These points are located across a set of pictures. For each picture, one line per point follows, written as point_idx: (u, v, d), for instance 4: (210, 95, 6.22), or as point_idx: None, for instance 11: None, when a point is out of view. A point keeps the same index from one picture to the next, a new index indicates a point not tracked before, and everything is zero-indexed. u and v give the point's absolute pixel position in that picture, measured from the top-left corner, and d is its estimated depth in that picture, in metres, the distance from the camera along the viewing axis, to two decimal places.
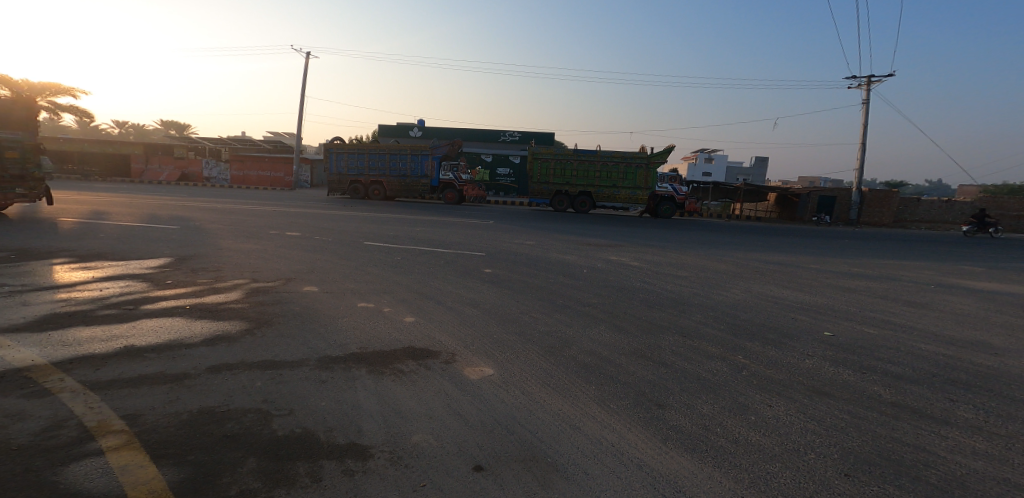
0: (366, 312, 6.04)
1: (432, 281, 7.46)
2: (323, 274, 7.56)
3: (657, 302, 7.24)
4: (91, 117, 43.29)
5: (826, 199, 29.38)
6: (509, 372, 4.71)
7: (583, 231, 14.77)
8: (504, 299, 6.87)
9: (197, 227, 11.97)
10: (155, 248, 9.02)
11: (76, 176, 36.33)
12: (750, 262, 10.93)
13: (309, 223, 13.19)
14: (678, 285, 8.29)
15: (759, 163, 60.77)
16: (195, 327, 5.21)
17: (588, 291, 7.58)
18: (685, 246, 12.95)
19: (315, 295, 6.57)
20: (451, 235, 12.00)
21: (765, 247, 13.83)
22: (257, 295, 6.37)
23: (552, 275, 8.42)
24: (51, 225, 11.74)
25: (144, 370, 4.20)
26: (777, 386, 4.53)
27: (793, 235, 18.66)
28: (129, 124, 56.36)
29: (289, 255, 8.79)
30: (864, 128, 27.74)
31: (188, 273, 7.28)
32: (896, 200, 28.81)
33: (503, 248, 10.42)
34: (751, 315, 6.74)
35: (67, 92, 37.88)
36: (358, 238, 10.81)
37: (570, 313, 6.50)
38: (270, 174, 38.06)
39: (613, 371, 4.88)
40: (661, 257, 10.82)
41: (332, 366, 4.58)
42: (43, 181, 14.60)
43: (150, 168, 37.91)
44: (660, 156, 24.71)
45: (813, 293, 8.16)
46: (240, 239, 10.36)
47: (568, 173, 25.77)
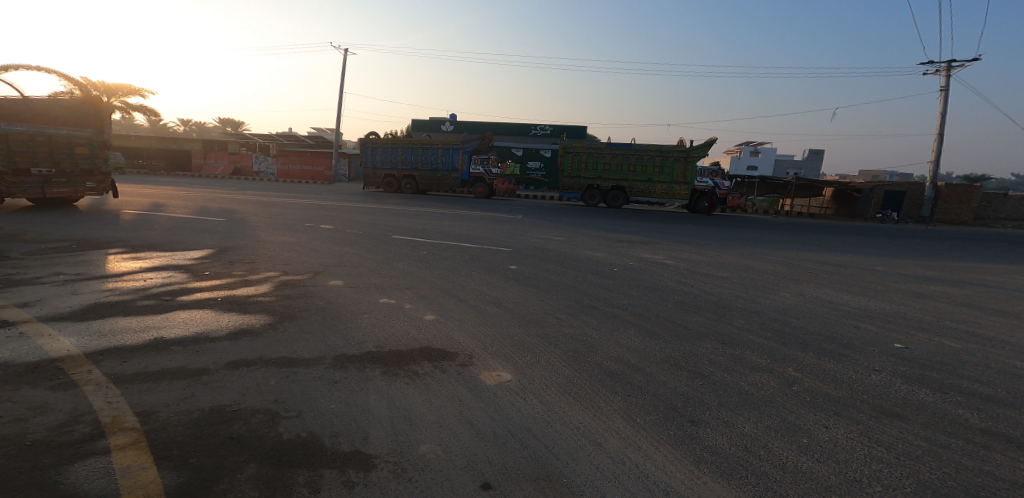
0: (388, 309, 5.87)
1: (459, 278, 7.24)
2: (351, 269, 7.48)
3: (700, 304, 6.71)
4: (156, 115, 46.04)
5: (893, 195, 27.14)
6: (528, 378, 4.39)
7: (623, 227, 14.21)
8: (533, 298, 6.56)
9: (241, 220, 12.29)
10: (199, 240, 9.25)
11: (143, 170, 38.78)
12: (805, 262, 10.12)
13: (346, 216, 13.33)
14: (724, 287, 7.70)
15: (816, 156, 57.39)
16: (223, 320, 5.18)
17: (625, 292, 7.13)
18: (732, 244, 12.20)
19: (341, 289, 6.48)
20: (485, 230, 11.78)
21: (821, 247, 12.86)
22: (285, 288, 6.33)
23: (587, 274, 8.02)
24: (111, 216, 12.36)
25: (167, 364, 4.17)
26: (834, 405, 4.00)
27: (855, 234, 17.34)
28: (193, 122, 59.81)
29: (322, 248, 8.80)
30: (938, 118, 25.45)
31: (225, 265, 7.37)
32: (978, 196, 26.27)
33: (537, 244, 10.09)
34: (806, 321, 6.13)
35: (137, 92, 40.55)
36: (392, 232, 10.76)
37: (602, 315, 6.10)
38: (312, 168, 39.28)
39: (641, 380, 4.48)
40: (706, 256, 10.18)
41: (346, 366, 4.42)
42: (109, 175, 15.39)
43: (208, 163, 39.93)
44: (700, 149, 23.61)
45: (878, 298, 7.39)
46: (278, 231, 10.52)
47: (600, 167, 25.03)
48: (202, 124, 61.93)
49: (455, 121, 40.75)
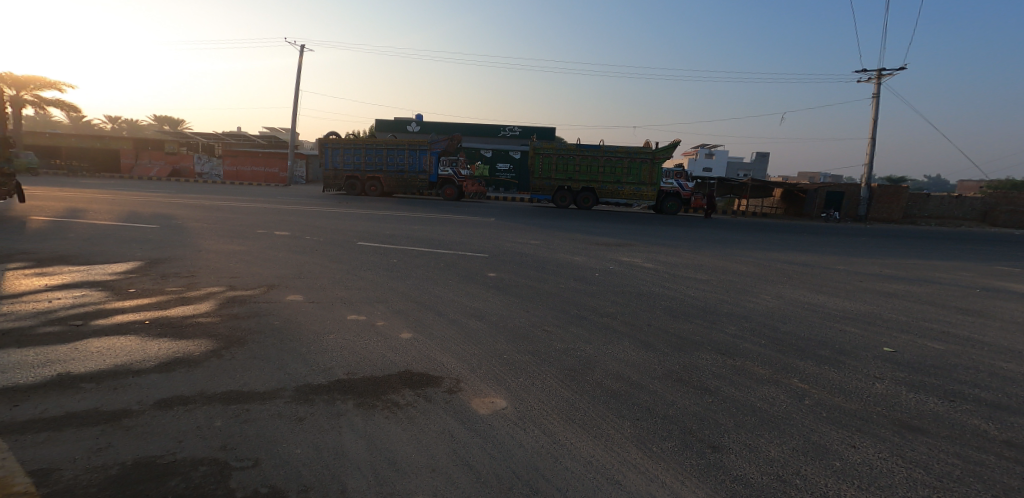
0: (355, 327, 5.24)
1: (432, 288, 6.65)
2: (310, 280, 6.74)
3: (685, 311, 6.46)
4: (77, 110, 42.10)
5: (834, 195, 28.57)
6: (526, 405, 3.93)
7: (590, 230, 13.98)
8: (514, 309, 6.09)
9: (178, 226, 11.11)
10: (126, 251, 8.16)
11: (65, 171, 35.42)
12: (773, 262, 10.20)
13: (299, 221, 12.37)
14: (704, 291, 7.51)
15: (760, 158, 59.99)
16: (152, 348, 4.37)
17: (608, 299, 6.79)
18: (700, 245, 12.21)
19: (299, 305, 5.76)
20: (452, 234, 11.20)
21: (783, 246, 13.11)
22: (231, 306, 5.54)
23: (564, 280, 7.63)
24: (20, 225, 10.87)
25: (74, 407, 3.37)
26: (853, 420, 3.77)
27: (807, 233, 17.99)
28: (124, 119, 55.62)
29: (273, 258, 7.96)
30: (873, 123, 26.96)
31: (157, 280, 6.44)
32: (906, 196, 28.12)
33: (508, 249, 9.63)
34: (794, 326, 5.98)
35: (53, 86, 36.99)
36: (351, 238, 9.99)
37: (590, 326, 5.71)
38: (264, 169, 37.08)
39: (648, 400, 4.12)
40: (678, 258, 10.05)
41: (312, 398, 3.78)
42: (13, 177, 13.75)
43: (140, 164, 36.82)
44: (665, 150, 24.02)
45: (853, 299, 7.42)
46: (223, 239, 9.52)
47: (571, 168, 24.91)
48: (135, 121, 57.67)
49: (423, 122, 39.76)
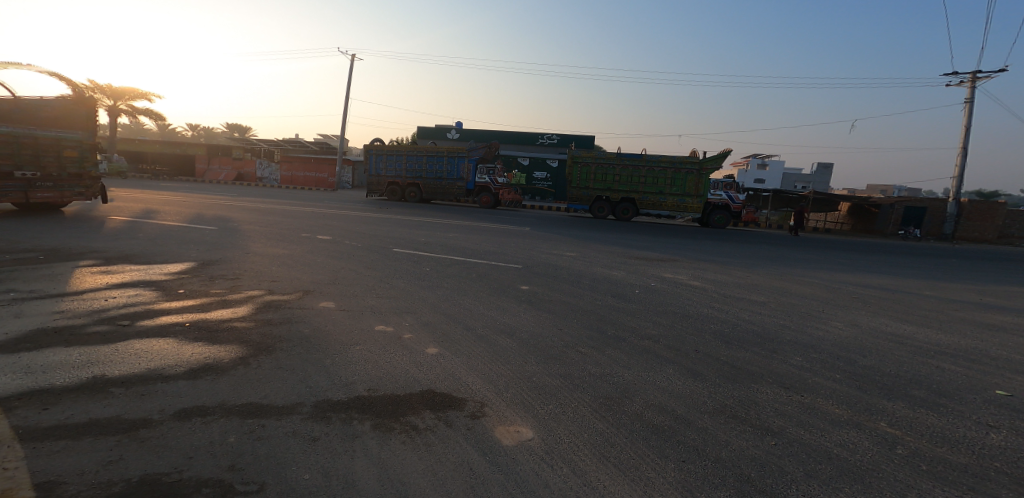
0: (381, 339, 5.06)
1: (463, 300, 6.41)
2: (344, 287, 6.67)
3: (741, 336, 5.86)
4: (161, 119, 45.64)
5: (914, 211, 26.15)
6: (556, 437, 3.58)
7: (636, 242, 13.36)
8: (550, 326, 5.74)
9: (233, 229, 11.51)
10: (182, 252, 8.44)
11: (149, 174, 38.44)
12: (842, 285, 9.28)
13: (343, 226, 12.54)
14: (764, 314, 6.83)
15: (824, 170, 56.41)
16: (183, 353, 4.35)
17: (654, 319, 6.28)
18: (757, 263, 11.36)
19: (329, 313, 5.67)
20: (491, 243, 10.96)
21: (852, 267, 12.00)
22: (265, 312, 5.50)
23: (607, 296, 7.18)
24: (96, 224, 11.62)
25: (97, 414, 3.33)
26: (963, 477, 3.18)
27: (881, 252, 16.47)
28: (201, 127, 59.90)
29: (312, 263, 8.00)
30: (962, 132, 24.54)
31: (204, 282, 6.56)
32: (1001, 213, 25.32)
33: (547, 261, 9.28)
34: (872, 360, 5.28)
35: (145, 96, 40.31)
36: (389, 244, 9.97)
37: (631, 349, 5.25)
38: (316, 175, 38.85)
39: (696, 439, 3.65)
40: (732, 276, 9.34)
41: (329, 416, 3.60)
42: (99, 180, 14.80)
43: (211, 169, 39.50)
44: (714, 161, 22.81)
45: (942, 330, 6.53)
46: (271, 242, 9.73)
47: (609, 178, 24.23)
48: (210, 129, 61.95)
49: (462, 129, 40.19)
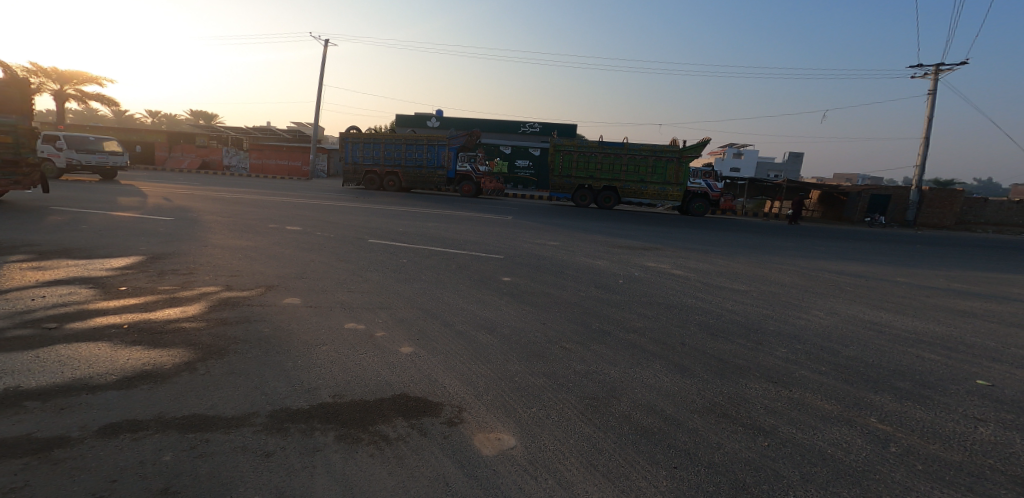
0: (351, 338, 4.69)
1: (440, 293, 6.06)
2: (312, 282, 6.23)
3: (725, 328, 5.68)
4: (117, 104, 43.27)
5: (880, 198, 26.81)
6: (539, 444, 3.29)
7: (616, 231, 13.19)
8: (531, 320, 5.45)
9: (192, 219, 10.81)
10: (131, 244, 7.82)
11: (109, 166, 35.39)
12: (820, 272, 9.26)
13: (314, 216, 11.96)
14: (747, 304, 6.70)
15: (795, 158, 57.54)
16: (120, 358, 3.88)
17: (637, 311, 6.06)
18: (736, 250, 11.30)
19: (294, 310, 5.24)
20: (469, 232, 10.59)
21: (827, 253, 12.08)
22: (220, 310, 5.04)
23: (588, 287, 6.93)
24: (38, 214, 10.74)
25: (5, 433, 2.88)
26: (961, 476, 3.00)
27: (851, 239, 16.74)
28: (162, 113, 57.27)
29: (278, 255, 7.50)
30: (926, 122, 25.17)
31: (152, 277, 6.02)
32: (960, 200, 26.16)
33: (527, 250, 8.98)
34: (857, 350, 5.16)
35: (95, 81, 38.06)
36: (362, 235, 9.50)
37: (616, 344, 5.01)
38: (288, 163, 37.31)
39: (688, 442, 3.41)
40: (712, 264, 9.21)
41: (286, 428, 3.23)
42: (38, 167, 13.67)
43: (172, 156, 37.61)
44: (693, 149, 22.82)
45: (922, 317, 6.50)
46: (233, 233, 9.14)
47: (591, 167, 24.05)
48: (173, 116, 59.29)
49: (443, 117, 39.34)
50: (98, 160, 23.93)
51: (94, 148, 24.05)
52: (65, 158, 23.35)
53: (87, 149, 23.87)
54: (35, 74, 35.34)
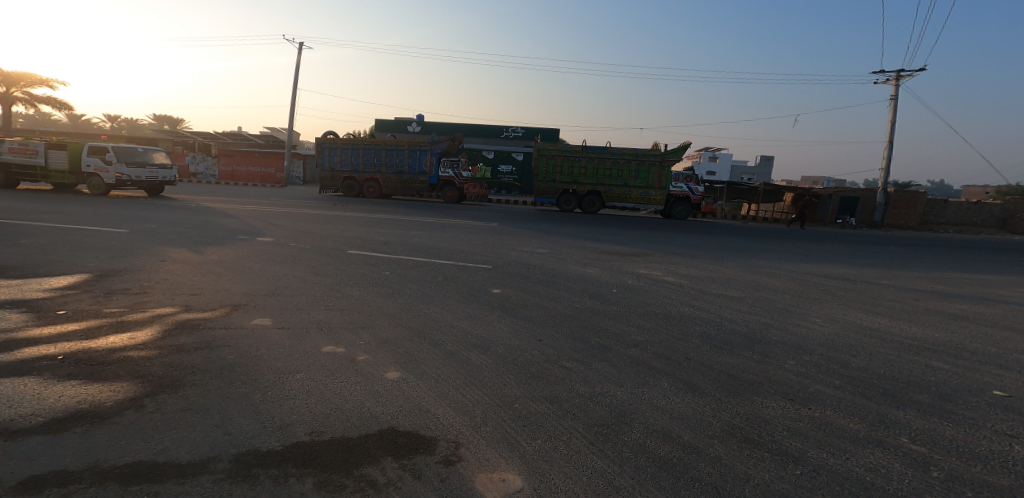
0: (330, 363, 4.21)
1: (427, 309, 5.62)
2: (285, 299, 5.70)
3: (727, 339, 5.42)
4: (72, 107, 40.91)
5: (849, 200, 27.46)
6: (551, 485, 2.89)
7: (602, 236, 12.94)
8: (526, 337, 5.06)
9: (152, 231, 10.04)
10: (78, 261, 7.09)
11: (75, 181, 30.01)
12: (808, 276, 9.16)
13: (287, 226, 11.28)
14: (744, 312, 6.47)
15: (765, 162, 58.86)
16: (51, 396, 3.31)
17: (634, 323, 5.75)
18: (722, 255, 11.17)
19: (265, 332, 4.72)
20: (453, 241, 10.14)
21: (810, 256, 12.07)
22: (177, 335, 4.48)
23: (580, 298, 6.59)
24: None
25: None
26: None
27: (829, 241, 16.92)
28: (123, 118, 54.87)
29: (248, 270, 6.92)
30: (890, 126, 25.92)
31: (99, 299, 5.39)
32: (924, 201, 26.98)
33: (513, 259, 8.60)
34: (865, 360, 4.95)
35: (46, 83, 36.14)
36: (339, 245, 8.95)
37: (619, 362, 4.68)
38: (260, 169, 36.13)
39: (713, 474, 3.07)
40: (702, 270, 9.02)
41: (255, 476, 2.74)
42: None
43: None
44: (675, 153, 22.90)
45: (920, 323, 6.38)
46: (197, 246, 8.48)
47: (575, 171, 23.88)
48: (134, 121, 56.78)
49: (424, 122, 38.63)
50: (149, 175, 19.20)
51: (147, 160, 19.31)
52: (115, 173, 18.55)
53: (137, 162, 19.17)
54: None
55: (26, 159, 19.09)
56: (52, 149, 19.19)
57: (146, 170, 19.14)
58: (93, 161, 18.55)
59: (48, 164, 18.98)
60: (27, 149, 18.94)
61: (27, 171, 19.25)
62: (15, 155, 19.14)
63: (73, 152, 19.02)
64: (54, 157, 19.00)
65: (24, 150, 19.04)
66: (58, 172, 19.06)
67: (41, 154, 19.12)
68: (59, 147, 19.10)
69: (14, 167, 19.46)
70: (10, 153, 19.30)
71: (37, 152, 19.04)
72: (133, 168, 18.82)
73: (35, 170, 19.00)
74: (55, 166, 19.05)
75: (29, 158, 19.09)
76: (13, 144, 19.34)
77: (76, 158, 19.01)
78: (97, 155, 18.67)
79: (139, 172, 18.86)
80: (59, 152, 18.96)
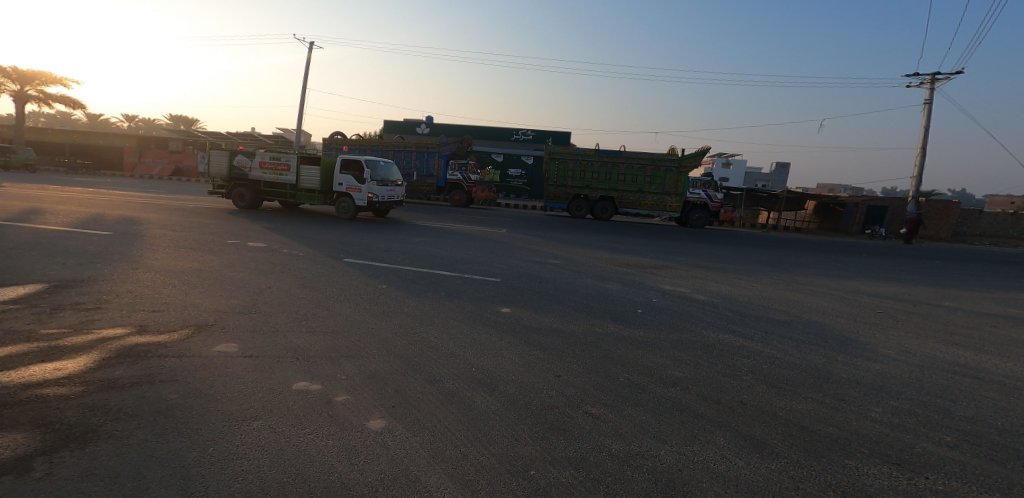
0: (300, 407, 3.35)
1: (425, 334, 4.74)
2: (261, 318, 4.87)
3: (786, 377, 4.49)
4: (83, 107, 40.72)
5: (877, 209, 26.13)
6: None
7: (618, 246, 12.01)
8: (543, 372, 4.16)
9: (135, 233, 9.29)
10: (40, 268, 6.34)
11: (78, 177, 28.77)
12: (858, 296, 8.13)
13: (282, 230, 10.49)
14: (798, 340, 5.53)
15: (781, 169, 57.20)
16: None
17: (672, 354, 4.84)
18: (754, 269, 10.16)
19: (227, 362, 3.88)
20: (458, 249, 9.28)
21: (852, 272, 11.00)
22: (116, 367, 3.65)
23: (604, 320, 5.68)
24: None
25: None
26: None
27: (865, 254, 15.75)
28: (139, 118, 55.09)
29: (226, 281, 6.12)
30: (923, 132, 24.58)
31: (43, 317, 4.61)
32: (957, 211, 25.57)
33: (525, 271, 7.72)
34: (969, 409, 3.97)
35: (59, 83, 35.96)
36: (335, 253, 8.15)
37: (659, 409, 3.76)
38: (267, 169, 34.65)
39: None
40: (735, 287, 8.08)
41: None
42: None
43: (143, 162, 35.25)
44: (693, 159, 21.93)
45: (1011, 357, 5.38)
46: (179, 252, 7.72)
47: (588, 176, 22.96)
48: (151, 119, 56.99)
49: (433, 124, 37.92)
50: (392, 197, 15.74)
51: (388, 176, 15.83)
52: (366, 194, 15.10)
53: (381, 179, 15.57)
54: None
55: (277, 176, 15.49)
56: (302, 162, 15.52)
57: (392, 190, 15.63)
58: (347, 178, 15.00)
59: (300, 182, 15.36)
60: (278, 164, 15.30)
61: (276, 190, 15.72)
62: (266, 171, 15.54)
63: (327, 167, 15.34)
64: (307, 174, 15.35)
65: (274, 164, 15.36)
66: (311, 192, 15.39)
67: (293, 170, 15.53)
68: (309, 160, 15.43)
69: (262, 185, 15.92)
70: (262, 169, 15.73)
71: (290, 166, 15.37)
72: (384, 187, 15.26)
73: (286, 190, 15.58)
74: (308, 185, 15.40)
75: (280, 175, 15.44)
76: (262, 157, 15.61)
77: (329, 175, 15.34)
78: (350, 171, 15.24)
79: (387, 193, 15.31)
80: (310, 167, 15.31)
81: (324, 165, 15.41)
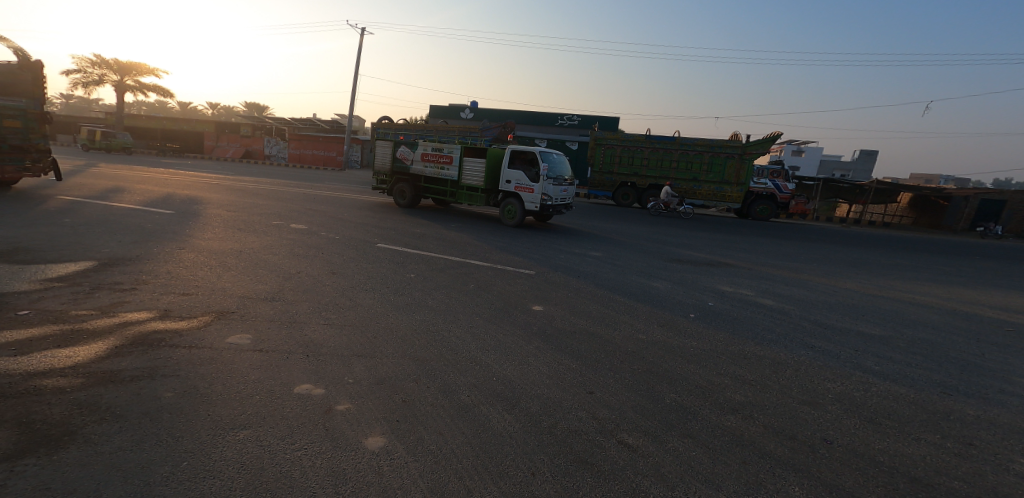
0: (294, 414, 3.00)
1: (448, 334, 4.28)
2: (282, 307, 4.63)
3: (882, 408, 3.64)
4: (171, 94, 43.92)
5: (990, 204, 22.93)
6: None
7: (673, 239, 11.06)
8: (575, 388, 3.59)
9: (189, 213, 9.53)
10: (93, 246, 6.50)
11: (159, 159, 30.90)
12: (967, 307, 6.84)
13: (329, 212, 10.46)
14: (895, 361, 4.58)
15: (866, 157, 52.06)
16: None
17: (734, 372, 4.08)
18: (834, 270, 8.93)
19: (232, 357, 3.61)
20: (499, 238, 8.81)
21: (955, 276, 9.44)
22: (119, 358, 3.46)
23: (654, 326, 4.97)
24: (35, 203, 9.80)
25: None
26: None
27: (971, 255, 13.68)
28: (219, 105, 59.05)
29: (259, 265, 5.98)
30: None
31: (77, 297, 4.60)
32: None
33: (569, 265, 7.10)
34: None
35: (152, 72, 38.95)
36: (373, 237, 7.90)
37: (715, 443, 3.09)
38: (324, 152, 35.59)
39: None
40: (813, 290, 7.05)
41: None
42: (48, 153, 12.73)
43: (219, 145, 37.47)
44: (760, 145, 19.94)
45: None
46: (224, 232, 7.75)
47: (638, 163, 21.68)
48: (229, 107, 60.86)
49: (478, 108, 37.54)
50: (562, 200, 12.86)
51: (560, 173, 12.85)
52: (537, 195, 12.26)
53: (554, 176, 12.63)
54: (98, 66, 36.78)
55: (438, 170, 13.61)
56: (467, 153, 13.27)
57: (563, 191, 12.73)
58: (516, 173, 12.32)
59: (461, 177, 13.27)
60: (440, 156, 13.48)
61: (435, 186, 13.88)
62: (428, 164, 13.80)
63: (492, 160, 12.90)
64: (469, 168, 13.13)
65: (436, 156, 13.58)
66: (472, 189, 13.17)
67: (454, 163, 13.45)
68: (474, 151, 13.13)
69: (421, 179, 14.30)
70: (422, 161, 14.00)
71: (452, 159, 13.37)
72: (558, 187, 12.49)
73: (446, 186, 13.66)
74: (469, 180, 13.18)
75: (441, 169, 13.56)
76: (426, 148, 13.88)
77: (493, 169, 12.91)
78: (519, 165, 12.43)
79: (560, 193, 12.52)
80: (474, 160, 13.04)
81: (492, 157, 12.94)
